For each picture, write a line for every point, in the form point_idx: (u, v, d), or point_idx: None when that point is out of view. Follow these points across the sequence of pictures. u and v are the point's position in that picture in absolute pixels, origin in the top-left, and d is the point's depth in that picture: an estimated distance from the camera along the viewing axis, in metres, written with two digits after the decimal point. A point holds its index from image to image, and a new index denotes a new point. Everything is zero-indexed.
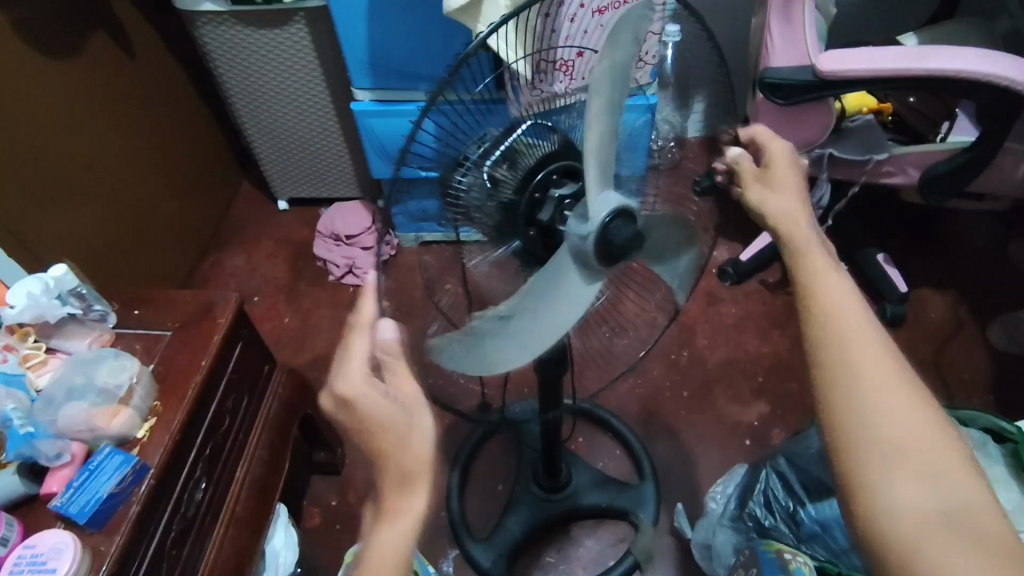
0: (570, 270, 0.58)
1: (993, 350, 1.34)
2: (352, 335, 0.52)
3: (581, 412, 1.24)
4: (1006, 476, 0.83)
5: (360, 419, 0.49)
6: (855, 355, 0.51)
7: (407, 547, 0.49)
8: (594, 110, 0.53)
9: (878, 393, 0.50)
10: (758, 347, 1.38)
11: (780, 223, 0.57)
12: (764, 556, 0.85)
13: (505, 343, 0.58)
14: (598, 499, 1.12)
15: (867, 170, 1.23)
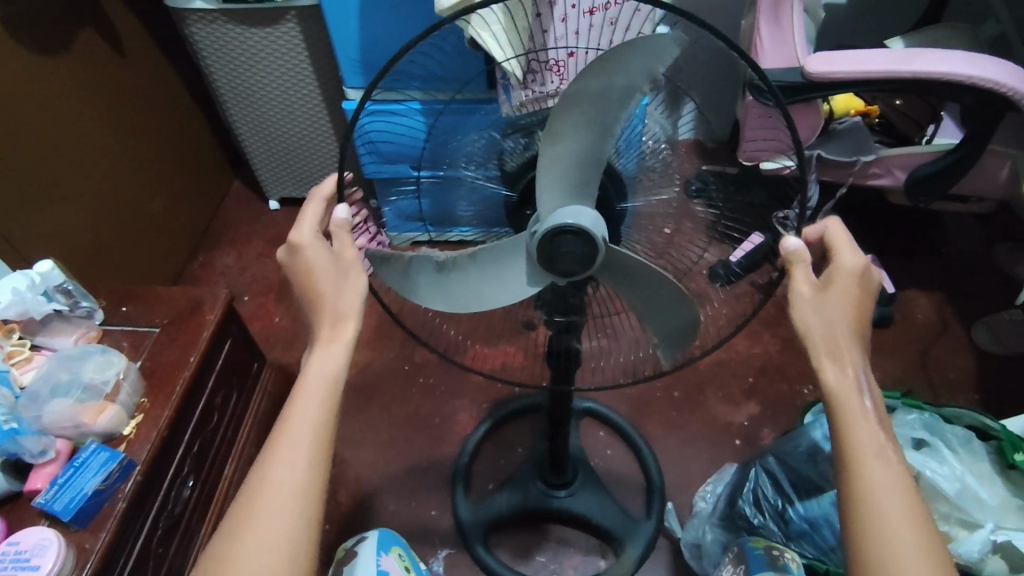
0: (519, 255, 0.63)
1: (979, 350, 1.35)
2: (309, 204, 0.60)
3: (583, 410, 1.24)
4: (991, 472, 0.84)
5: (304, 263, 0.58)
6: (877, 485, 0.53)
7: (334, 385, 0.55)
8: (567, 117, 0.58)
9: (902, 529, 0.52)
10: (749, 348, 1.38)
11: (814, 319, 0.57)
12: (751, 552, 0.85)
13: (432, 288, 0.64)
14: (590, 499, 1.11)
15: (855, 171, 1.24)
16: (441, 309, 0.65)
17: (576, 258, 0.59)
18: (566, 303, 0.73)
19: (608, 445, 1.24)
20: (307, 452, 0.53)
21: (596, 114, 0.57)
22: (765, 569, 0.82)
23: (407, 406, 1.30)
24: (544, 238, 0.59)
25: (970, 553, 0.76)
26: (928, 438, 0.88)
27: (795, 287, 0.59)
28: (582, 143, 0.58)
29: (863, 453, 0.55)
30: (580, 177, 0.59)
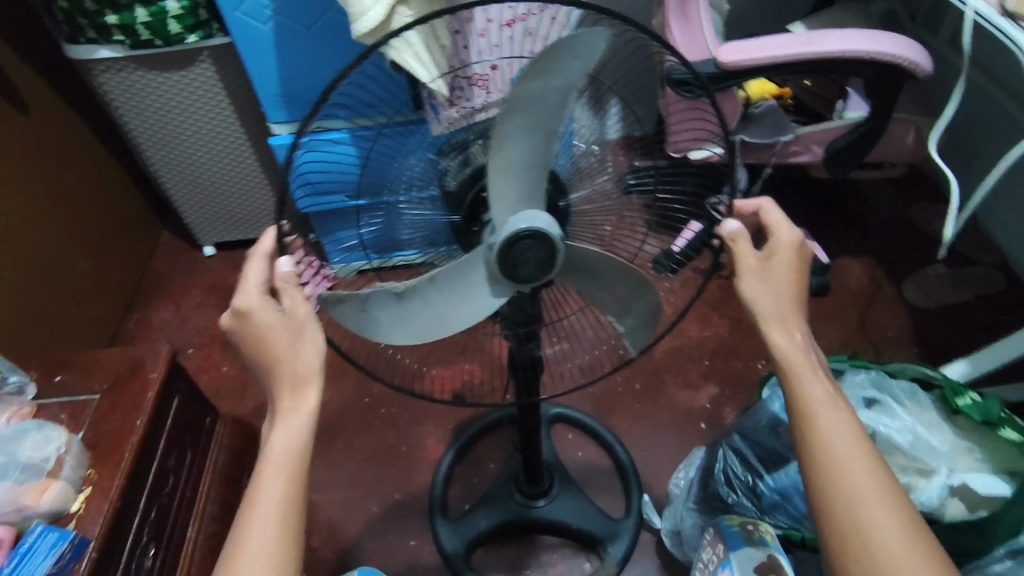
0: (477, 270, 0.62)
1: (912, 306, 1.43)
2: (251, 262, 0.58)
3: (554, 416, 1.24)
4: (938, 421, 0.88)
5: (254, 331, 0.55)
6: (835, 447, 0.56)
7: (299, 448, 0.54)
8: (508, 124, 0.57)
9: (867, 485, 0.55)
10: (700, 332, 1.42)
11: (761, 297, 0.60)
12: (727, 530, 0.87)
13: (392, 319, 0.63)
14: (568, 505, 1.11)
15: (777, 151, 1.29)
16: (404, 339, 0.64)
17: (534, 264, 0.60)
18: (525, 313, 0.70)
19: (579, 448, 1.24)
20: (278, 521, 0.52)
21: (536, 117, 0.57)
22: (743, 546, 0.83)
23: (373, 439, 1.27)
24: (501, 248, 0.58)
25: (931, 500, 0.81)
26: (874, 395, 0.91)
27: (743, 262, 0.60)
28: (530, 147, 0.58)
29: (817, 417, 0.58)
30: (529, 181, 0.60)
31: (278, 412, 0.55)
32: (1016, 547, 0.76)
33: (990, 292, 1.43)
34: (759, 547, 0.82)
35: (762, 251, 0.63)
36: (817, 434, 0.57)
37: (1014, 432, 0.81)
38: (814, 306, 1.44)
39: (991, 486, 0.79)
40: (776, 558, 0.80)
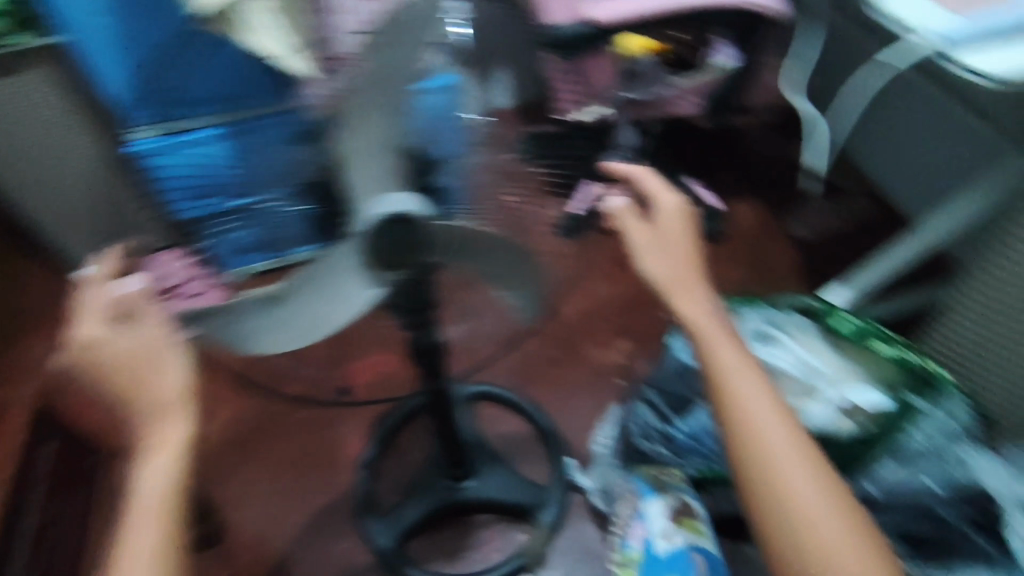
0: (341, 267, 0.53)
1: (797, 241, 1.51)
2: (87, 290, 0.53)
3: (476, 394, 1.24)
4: (822, 347, 0.92)
5: (97, 364, 0.50)
6: (752, 419, 0.58)
7: (166, 483, 0.53)
8: (356, 106, 0.49)
9: (784, 454, 0.57)
10: (607, 290, 1.45)
11: (658, 268, 0.61)
12: (641, 487, 0.88)
13: (268, 327, 0.57)
14: (494, 480, 1.12)
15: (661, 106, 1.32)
16: (288, 344, 0.59)
17: (401, 250, 0.52)
18: (411, 299, 0.63)
19: (502, 422, 1.25)
20: (147, 560, 0.51)
21: (389, 93, 0.49)
22: (654, 496, 0.86)
23: (289, 445, 1.22)
24: (363, 234, 0.50)
25: (822, 419, 0.84)
26: (767, 328, 0.95)
27: (630, 235, 0.61)
28: (387, 125, 0.50)
29: (731, 390, 0.59)
30: (391, 164, 0.51)
31: (149, 448, 0.53)
32: (894, 450, 0.84)
33: (863, 221, 1.54)
34: (668, 495, 0.86)
35: (648, 217, 0.63)
36: (734, 409, 0.58)
37: (885, 347, 0.88)
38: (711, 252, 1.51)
39: (874, 402, 0.84)
40: (687, 502, 0.85)
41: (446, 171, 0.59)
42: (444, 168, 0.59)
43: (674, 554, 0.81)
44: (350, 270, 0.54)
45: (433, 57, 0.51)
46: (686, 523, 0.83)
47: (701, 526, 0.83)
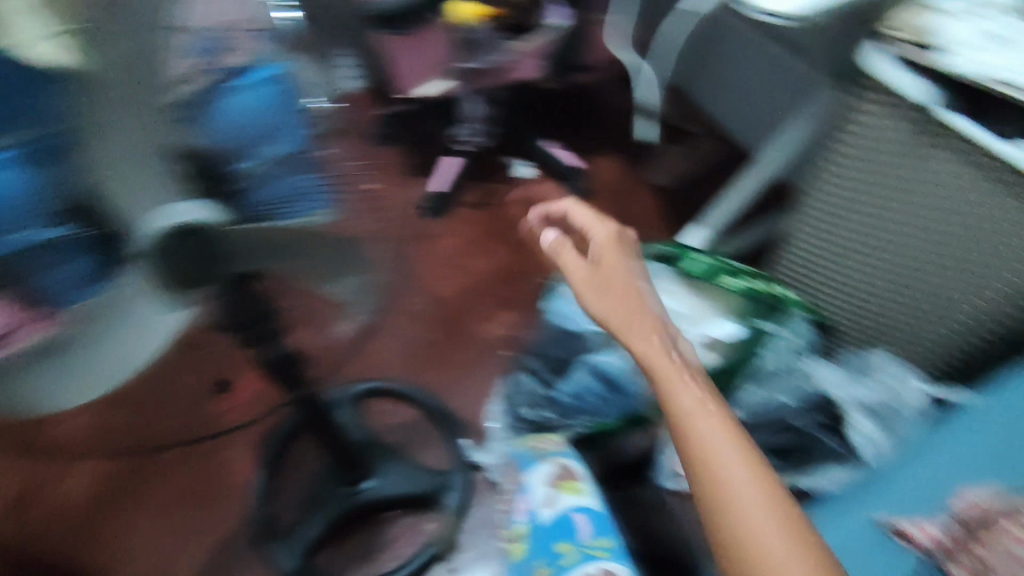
0: (137, 300, 0.51)
1: (657, 186, 1.58)
2: None
3: (363, 393, 1.20)
4: (682, 287, 0.93)
5: None
6: (708, 448, 0.52)
7: None
8: (95, 111, 0.40)
9: (746, 484, 0.50)
10: (483, 263, 1.45)
11: (592, 288, 0.64)
12: (517, 454, 0.74)
13: (57, 380, 0.50)
14: (392, 479, 1.09)
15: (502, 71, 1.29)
16: (84, 396, 0.53)
17: (195, 265, 0.47)
18: (250, 313, 0.59)
19: (396, 413, 1.23)
20: None
21: (122, 91, 0.40)
22: (534, 464, 0.71)
23: (169, 484, 1.14)
24: (156, 252, 0.45)
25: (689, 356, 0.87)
26: None
27: (572, 272, 0.67)
28: (131, 134, 0.42)
29: (690, 420, 0.54)
30: (172, 173, 0.45)
31: None
32: (755, 375, 0.88)
33: (711, 159, 1.62)
34: (548, 460, 0.70)
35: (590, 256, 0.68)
36: (689, 439, 0.53)
37: (732, 278, 0.92)
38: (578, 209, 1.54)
39: (731, 332, 0.88)
40: (566, 463, 0.70)
41: (255, 170, 0.52)
42: (251, 158, 0.51)
43: (560, 523, 0.63)
44: (145, 300, 0.51)
45: (196, 57, 0.45)
46: (565, 485, 0.67)
47: (586, 489, 0.67)
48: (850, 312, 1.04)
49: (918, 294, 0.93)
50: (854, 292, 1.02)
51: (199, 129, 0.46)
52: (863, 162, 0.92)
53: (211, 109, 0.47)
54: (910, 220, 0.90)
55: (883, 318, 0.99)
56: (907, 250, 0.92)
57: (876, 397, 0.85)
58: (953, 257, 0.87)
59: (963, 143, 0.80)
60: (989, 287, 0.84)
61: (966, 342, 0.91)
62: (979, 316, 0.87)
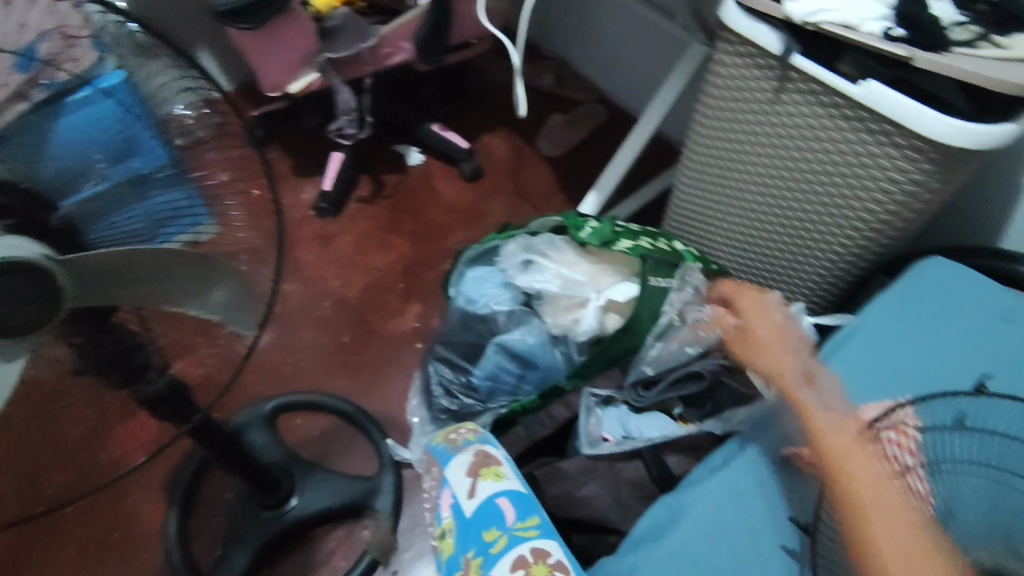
0: None
1: (549, 158, 1.59)
2: None
3: (276, 410, 1.15)
4: (577, 256, 0.97)
5: None
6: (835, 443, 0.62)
7: None
8: None
9: (880, 500, 0.55)
10: (386, 259, 1.43)
11: (748, 344, 0.77)
12: (434, 450, 0.72)
13: None
14: (319, 494, 1.06)
15: (369, 58, 1.23)
16: None
17: (28, 304, 0.50)
18: (107, 351, 0.54)
19: (315, 424, 1.19)
20: None
21: None
22: (452, 458, 0.69)
23: (72, 544, 1.04)
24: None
25: (591, 324, 0.94)
26: (529, 257, 0.99)
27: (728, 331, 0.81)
28: None
29: (840, 448, 0.61)
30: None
31: None
32: (657, 330, 0.93)
33: (596, 125, 1.65)
34: (466, 450, 0.69)
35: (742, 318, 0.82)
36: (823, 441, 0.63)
37: (629, 241, 0.95)
38: (476, 191, 1.54)
39: (626, 291, 0.94)
40: (484, 449, 0.69)
41: (109, 194, 0.56)
42: (100, 181, 0.56)
43: (485, 511, 0.63)
44: None
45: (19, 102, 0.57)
46: (485, 471, 0.66)
47: (508, 473, 0.66)
48: (742, 255, 1.11)
49: (795, 229, 1.00)
50: (742, 238, 1.08)
51: (30, 158, 0.53)
52: (727, 115, 0.96)
53: (43, 137, 0.54)
54: (775, 164, 0.95)
55: (770, 257, 1.06)
56: (778, 191, 0.97)
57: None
58: (829, 200, 0.92)
59: (810, 86, 0.84)
60: (853, 214, 0.91)
61: (844, 265, 0.99)
62: (851, 240, 0.94)
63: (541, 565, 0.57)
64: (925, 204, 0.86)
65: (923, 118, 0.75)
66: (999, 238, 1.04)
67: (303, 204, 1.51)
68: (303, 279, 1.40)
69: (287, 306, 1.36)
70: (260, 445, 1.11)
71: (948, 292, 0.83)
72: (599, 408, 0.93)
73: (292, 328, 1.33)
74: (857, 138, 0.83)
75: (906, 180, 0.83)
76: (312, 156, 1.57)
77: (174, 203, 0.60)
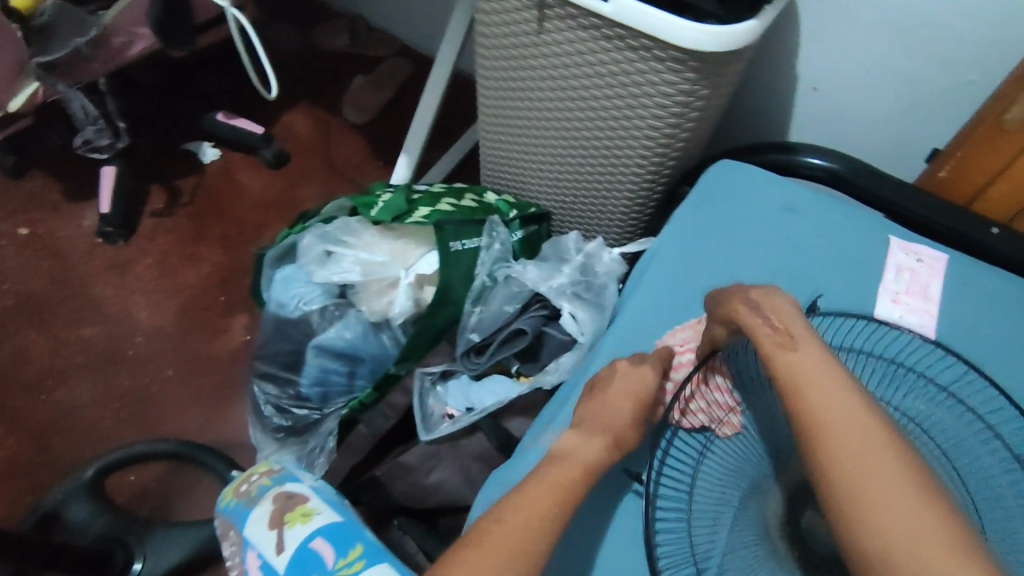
0: None
1: (358, 127, 1.49)
2: None
3: (95, 476, 1.02)
4: (375, 235, 0.90)
5: None
6: (804, 369, 0.53)
7: None
8: None
9: (889, 498, 0.46)
10: (197, 274, 1.29)
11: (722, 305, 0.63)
12: (226, 511, 0.67)
13: None
14: (165, 553, 0.97)
15: (98, 50, 1.06)
16: None
17: None
18: None
19: (148, 475, 1.08)
20: None
21: None
22: (249, 513, 0.66)
23: None
24: None
25: (405, 304, 0.88)
26: (327, 247, 0.91)
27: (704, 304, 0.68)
28: None
29: (829, 425, 0.50)
30: None
31: None
32: (475, 296, 0.89)
33: (403, 80, 1.55)
34: (263, 500, 0.66)
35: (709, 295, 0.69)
36: (797, 384, 0.52)
37: (426, 208, 0.90)
38: (284, 179, 1.41)
39: (433, 261, 0.89)
40: (286, 490, 0.66)
41: None
42: None
43: (301, 559, 0.60)
44: None
45: None
46: (293, 515, 0.63)
47: (316, 508, 0.64)
48: (554, 194, 1.08)
49: (593, 161, 0.97)
50: (552, 177, 1.05)
51: None
52: (504, 49, 0.91)
53: None
54: (560, 96, 0.91)
55: (581, 191, 1.04)
56: (569, 124, 0.94)
57: (568, 277, 0.87)
58: (615, 127, 0.90)
59: (569, 11, 0.79)
60: (640, 135, 0.89)
61: (646, 187, 0.98)
62: (644, 163, 0.93)
63: None
64: (700, 113, 0.86)
65: (676, 28, 0.73)
66: (788, 130, 1.07)
67: (85, 233, 1.31)
68: (103, 317, 1.23)
69: (91, 352, 1.19)
70: (86, 519, 0.99)
71: (743, 195, 0.84)
72: (440, 385, 0.89)
73: (104, 376, 1.17)
74: (623, 57, 0.81)
75: (676, 92, 0.81)
76: (84, 175, 1.37)
77: None
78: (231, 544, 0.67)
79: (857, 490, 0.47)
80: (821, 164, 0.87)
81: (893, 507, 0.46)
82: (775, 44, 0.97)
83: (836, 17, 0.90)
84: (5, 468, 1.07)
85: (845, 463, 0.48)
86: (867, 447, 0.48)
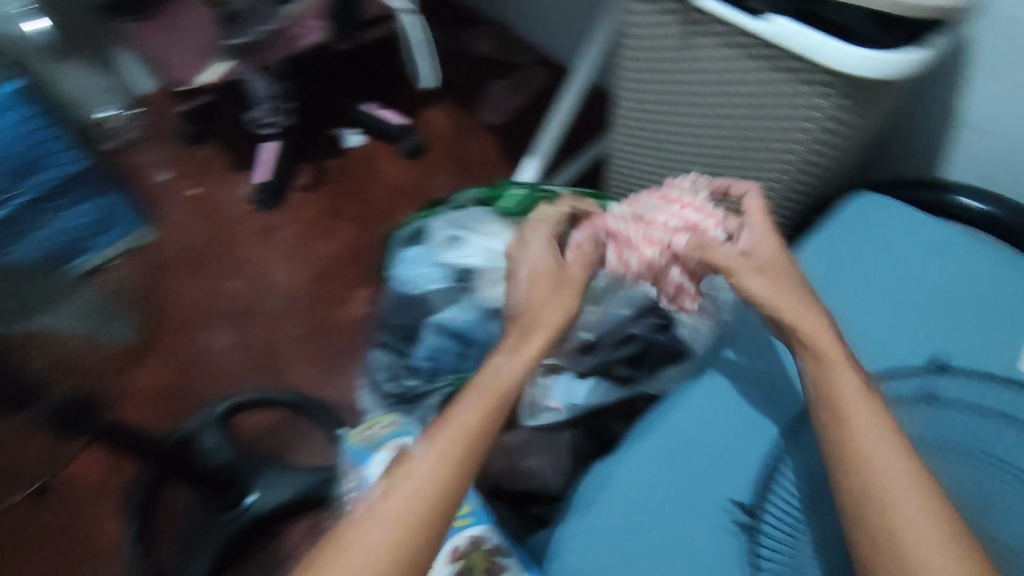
0: None
1: (491, 127, 1.56)
2: None
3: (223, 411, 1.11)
4: (502, 227, 0.98)
5: None
6: (853, 408, 0.56)
7: None
8: None
9: (924, 528, 0.49)
10: (331, 246, 1.40)
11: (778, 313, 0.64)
12: (350, 450, 0.75)
13: None
14: (276, 491, 1.06)
15: (278, 39, 1.21)
16: None
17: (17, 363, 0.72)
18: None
19: (267, 420, 1.19)
20: None
21: None
22: (371, 456, 0.72)
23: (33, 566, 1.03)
24: None
25: None
26: (457, 232, 1.00)
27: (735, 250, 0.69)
28: None
29: (871, 458, 0.53)
30: None
31: None
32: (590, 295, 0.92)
33: (538, 87, 1.61)
34: (384, 447, 0.72)
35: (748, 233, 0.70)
36: (848, 420, 0.56)
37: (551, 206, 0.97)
38: (419, 169, 1.50)
39: None
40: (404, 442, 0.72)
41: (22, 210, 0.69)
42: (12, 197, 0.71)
43: None
44: None
45: None
46: None
47: None
48: None
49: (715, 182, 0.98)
50: None
51: None
52: (648, 62, 0.93)
53: None
54: (695, 114, 0.92)
55: None
56: (701, 142, 0.95)
57: None
58: (751, 143, 0.89)
59: (718, 28, 0.81)
60: (773, 159, 0.89)
61: (776, 213, 0.96)
62: (772, 189, 0.92)
63: (478, 554, 0.65)
64: (845, 142, 0.84)
65: (839, 55, 0.72)
66: (940, 169, 1.02)
67: (243, 199, 1.47)
68: (248, 274, 1.37)
69: (236, 303, 1.33)
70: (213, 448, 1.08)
71: (893, 230, 0.82)
72: (543, 377, 0.89)
73: (246, 325, 1.30)
74: (766, 75, 0.81)
75: (820, 116, 0.80)
76: (248, 148, 1.53)
77: (93, 213, 0.82)
78: (350, 480, 0.74)
79: (906, 530, 0.49)
80: (979, 206, 0.83)
81: (936, 548, 0.48)
82: (940, 77, 0.93)
83: (1007, 58, 0.85)
84: (153, 394, 1.22)
85: (882, 494, 0.51)
86: (906, 481, 0.52)
